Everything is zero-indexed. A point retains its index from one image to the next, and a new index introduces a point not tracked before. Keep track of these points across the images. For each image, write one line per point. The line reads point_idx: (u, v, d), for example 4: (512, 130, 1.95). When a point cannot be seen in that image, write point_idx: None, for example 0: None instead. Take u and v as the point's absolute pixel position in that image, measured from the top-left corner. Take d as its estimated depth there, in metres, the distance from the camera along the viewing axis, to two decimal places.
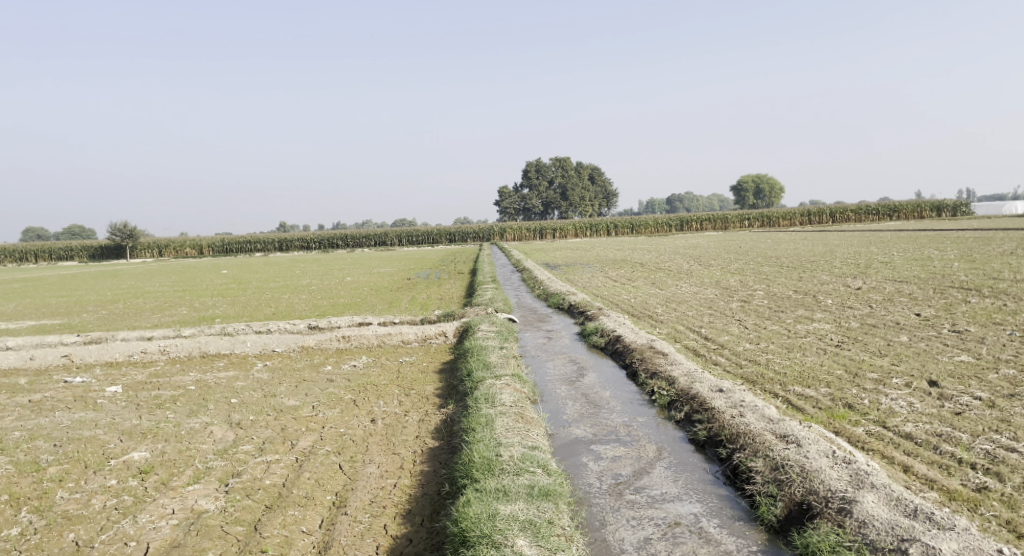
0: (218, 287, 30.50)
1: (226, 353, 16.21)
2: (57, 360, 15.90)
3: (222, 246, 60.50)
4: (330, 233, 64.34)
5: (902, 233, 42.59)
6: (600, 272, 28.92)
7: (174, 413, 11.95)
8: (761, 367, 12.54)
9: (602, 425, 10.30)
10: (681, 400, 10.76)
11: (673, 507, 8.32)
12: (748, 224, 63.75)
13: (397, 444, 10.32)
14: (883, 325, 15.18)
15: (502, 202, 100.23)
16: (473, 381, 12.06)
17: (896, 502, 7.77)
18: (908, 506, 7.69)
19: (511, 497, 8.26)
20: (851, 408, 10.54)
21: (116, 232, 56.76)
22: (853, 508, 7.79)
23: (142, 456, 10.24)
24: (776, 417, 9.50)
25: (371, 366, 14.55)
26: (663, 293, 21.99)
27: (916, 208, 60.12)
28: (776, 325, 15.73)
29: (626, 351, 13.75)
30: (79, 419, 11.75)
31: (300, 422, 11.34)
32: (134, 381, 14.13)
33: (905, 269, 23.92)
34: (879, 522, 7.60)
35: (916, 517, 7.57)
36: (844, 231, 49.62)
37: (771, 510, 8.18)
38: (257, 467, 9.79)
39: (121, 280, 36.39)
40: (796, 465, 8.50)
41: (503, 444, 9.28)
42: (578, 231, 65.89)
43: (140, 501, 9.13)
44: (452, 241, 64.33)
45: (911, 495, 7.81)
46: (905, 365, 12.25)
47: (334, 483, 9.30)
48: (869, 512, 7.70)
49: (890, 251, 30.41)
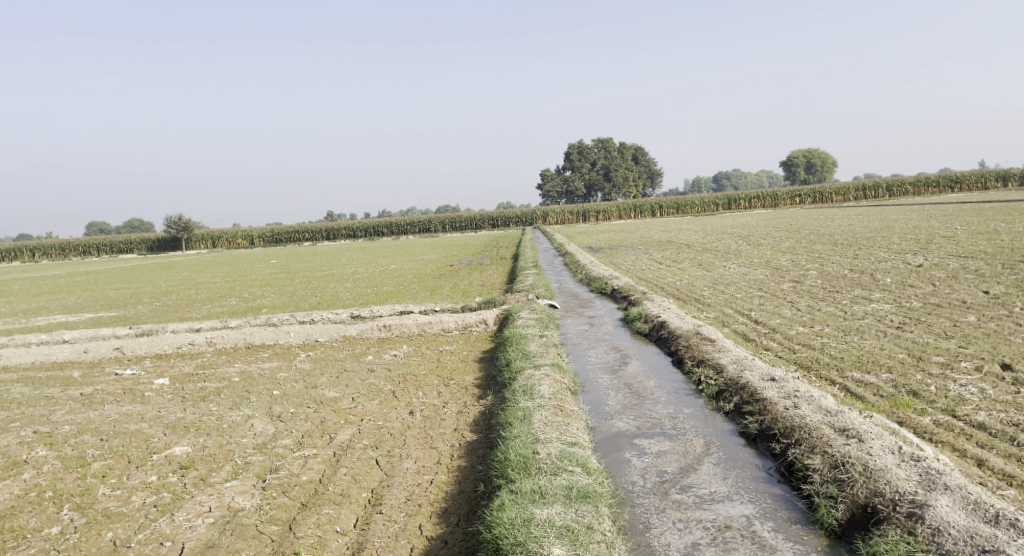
0: (267, 277, 30.66)
1: (270, 344, 16.13)
2: (109, 352, 15.97)
3: (272, 236, 61.20)
4: (376, 220, 64.56)
5: (964, 205, 40.81)
6: (645, 254, 28.28)
7: (217, 406, 11.85)
8: (816, 352, 11.92)
9: (646, 417, 9.85)
10: (730, 391, 10.24)
11: (723, 508, 7.86)
12: (800, 201, 61.99)
13: (435, 437, 10.03)
14: (948, 304, 14.35)
15: (545, 185, 99.73)
16: (513, 371, 11.70)
17: (973, 507, 7.18)
18: (988, 511, 7.11)
19: (549, 500, 7.90)
20: (916, 396, 9.92)
21: (171, 225, 57.86)
22: (925, 514, 7.23)
23: (184, 451, 10.13)
24: (833, 408, 8.94)
25: (412, 356, 14.30)
26: (711, 275, 21.29)
27: (979, 179, 57.78)
28: (831, 306, 15.02)
29: (672, 337, 13.25)
30: (126, 413, 11.73)
31: (339, 415, 11.14)
32: (181, 373, 14.11)
33: (970, 243, 22.77)
34: (955, 530, 7.04)
35: (998, 524, 6.99)
36: (901, 205, 47.85)
37: (831, 513, 7.66)
38: (294, 462, 9.60)
39: (176, 272, 36.88)
40: (858, 463, 7.94)
41: (541, 441, 8.92)
42: (623, 212, 64.88)
43: (179, 499, 8.99)
44: (496, 226, 63.96)
45: (990, 498, 7.22)
46: (973, 348, 11.52)
47: (370, 480, 9.05)
48: (943, 518, 7.14)
49: (953, 225, 29.07)
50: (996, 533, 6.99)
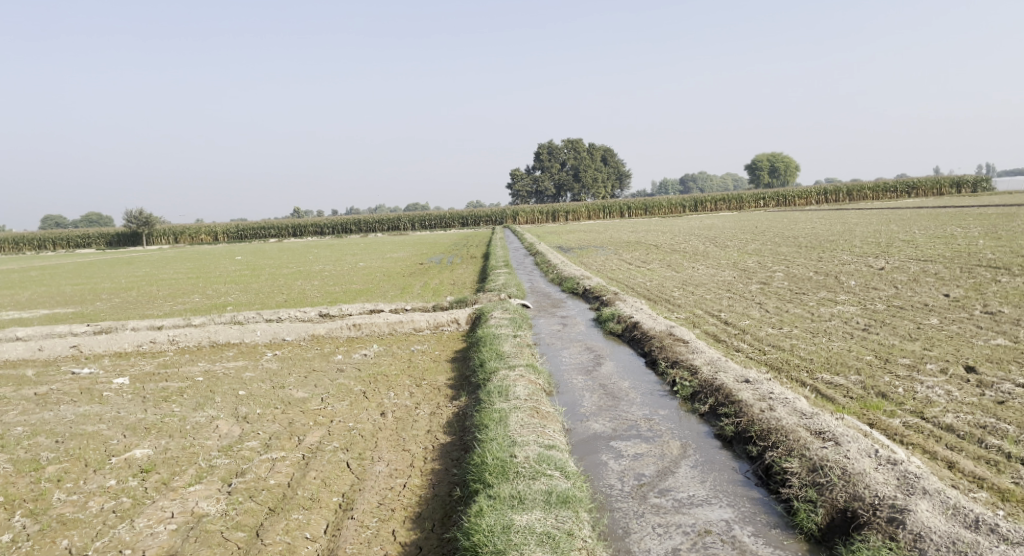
0: (231, 274, 30.06)
1: (235, 343, 15.75)
2: (65, 350, 15.47)
3: (237, 232, 60.29)
4: (344, 217, 63.91)
5: (923, 210, 41.61)
6: (615, 255, 28.33)
7: (180, 406, 11.52)
8: (786, 353, 11.94)
9: (622, 419, 9.77)
10: (705, 392, 10.20)
11: (702, 513, 7.80)
12: (764, 204, 62.70)
13: (408, 439, 9.84)
14: (911, 307, 14.51)
15: (513, 184, 99.61)
16: (487, 372, 11.55)
17: (953, 512, 7.20)
18: (967, 516, 7.13)
19: (528, 505, 7.76)
20: (885, 397, 9.97)
21: (131, 219, 56.64)
22: (906, 519, 7.22)
23: (145, 453, 9.80)
24: (809, 411, 8.94)
25: (382, 356, 14.07)
26: (680, 275, 21.34)
27: (935, 185, 59.05)
28: (799, 308, 15.11)
29: (645, 338, 13.20)
30: (83, 414, 11.34)
31: (307, 416, 10.88)
32: (141, 373, 13.71)
33: (930, 247, 23.18)
34: (937, 535, 7.04)
35: (979, 530, 7.02)
36: (862, 208, 48.67)
37: (811, 518, 7.64)
38: (262, 465, 9.34)
39: (137, 268, 36.03)
40: (836, 467, 7.93)
41: (518, 443, 8.78)
42: (591, 212, 65.00)
43: (139, 504, 8.68)
44: (465, 225, 63.75)
45: (969, 502, 7.25)
46: (938, 350, 11.63)
47: (341, 483, 8.83)
48: (924, 523, 7.14)
49: (912, 229, 29.58)
50: (977, 538, 7.01)
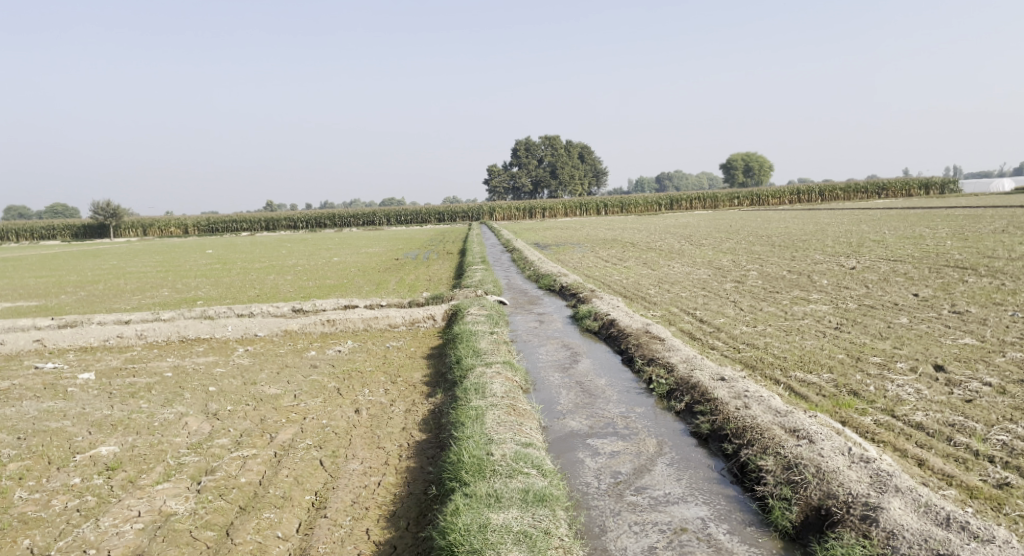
0: (202, 268, 29.63)
1: (206, 338, 15.51)
2: (29, 345, 15.13)
3: (209, 225, 59.51)
4: (318, 212, 63.34)
5: (893, 210, 42.17)
6: (591, 252, 28.35)
7: (148, 402, 11.31)
8: (760, 352, 12.00)
9: (598, 416, 9.74)
10: (681, 390, 10.20)
11: (678, 510, 7.79)
12: (738, 203, 63.17)
13: (382, 437, 9.73)
14: (882, 306, 14.66)
15: (489, 180, 99.42)
16: (463, 369, 11.46)
17: (925, 509, 7.25)
18: (939, 513, 7.18)
19: (504, 504, 7.70)
20: (857, 395, 10.05)
21: (99, 211, 55.64)
22: (880, 517, 7.26)
23: (111, 451, 9.59)
24: (783, 409, 8.96)
25: (357, 352, 13.93)
26: (656, 273, 21.40)
27: (904, 186, 59.91)
28: (772, 306, 15.21)
29: (621, 335, 13.19)
30: (47, 410, 11.08)
31: (280, 413, 10.72)
32: (108, 368, 13.44)
33: (900, 247, 23.47)
34: (910, 533, 7.08)
35: (951, 527, 7.06)
36: (833, 208, 49.20)
37: (786, 515, 7.66)
38: (233, 463, 9.18)
39: (106, 260, 35.42)
40: (810, 465, 7.96)
41: (495, 441, 8.72)
42: (567, 210, 64.95)
43: (105, 502, 8.49)
44: (441, 220, 63.53)
45: (940, 500, 7.29)
46: (908, 348, 11.75)
47: (313, 482, 8.70)
48: (897, 521, 7.18)
49: (882, 229, 29.98)
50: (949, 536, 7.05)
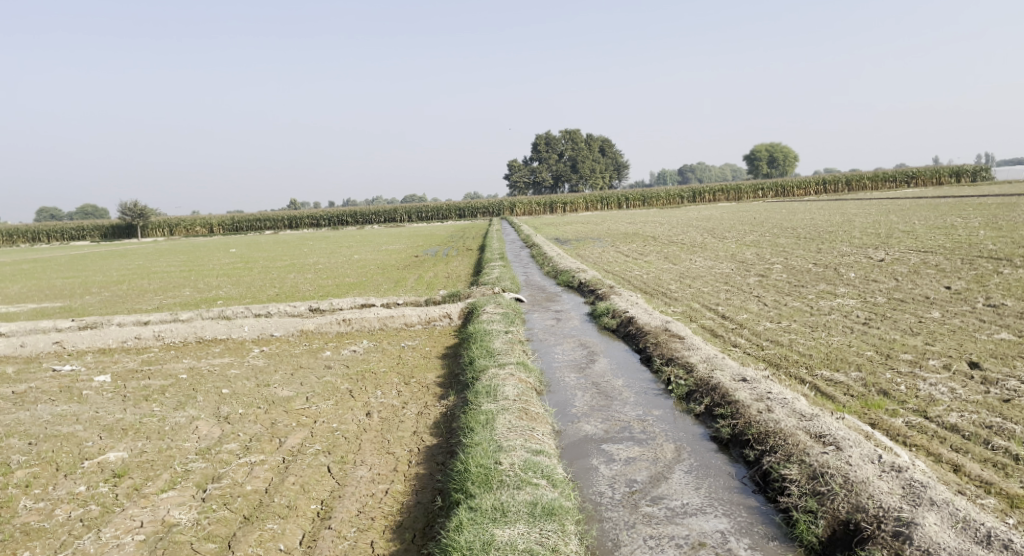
0: (224, 267, 29.62)
1: (223, 338, 15.34)
2: (48, 346, 15.02)
3: (232, 224, 59.72)
4: (340, 209, 63.35)
5: (921, 200, 41.12)
6: (612, 247, 27.92)
7: (160, 406, 11.12)
8: (785, 349, 11.57)
9: (614, 420, 9.38)
10: (701, 391, 9.81)
11: (696, 523, 7.43)
12: (762, 194, 62.23)
13: (393, 442, 9.45)
14: (912, 300, 14.13)
15: (511, 175, 98.93)
16: (476, 370, 11.16)
17: (963, 526, 6.83)
18: (979, 530, 6.76)
19: (511, 519, 7.39)
20: (887, 396, 9.60)
21: (126, 212, 55.99)
22: (914, 534, 6.84)
23: (119, 457, 9.40)
24: (808, 412, 8.55)
25: (372, 352, 13.67)
26: (677, 268, 20.95)
27: (934, 174, 58.59)
28: (797, 301, 14.74)
29: (640, 334, 12.80)
30: (60, 413, 10.93)
31: (291, 416, 10.48)
32: (124, 370, 13.29)
33: (929, 238, 22.80)
34: (947, 552, 6.67)
35: (992, 546, 6.64)
36: (859, 199, 48.15)
37: (811, 530, 7.27)
38: (239, 470, 8.95)
39: (131, 260, 35.64)
40: (837, 475, 7.55)
41: (504, 449, 8.42)
42: (589, 203, 64.31)
43: (108, 512, 8.29)
44: (463, 216, 63.22)
45: (980, 515, 6.87)
46: (940, 345, 11.26)
47: (320, 490, 8.44)
48: (933, 539, 6.76)
49: (911, 219, 29.18)
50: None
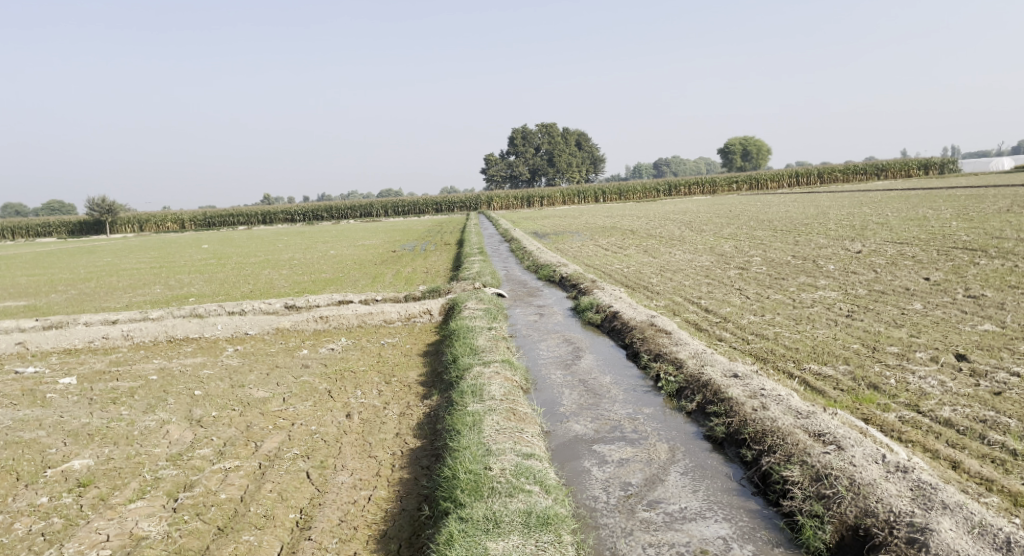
0: (196, 263, 28.96)
1: (194, 337, 14.83)
2: (10, 347, 14.42)
3: (204, 220, 58.67)
4: (315, 204, 62.54)
5: (892, 192, 41.28)
6: (591, 240, 27.69)
7: (129, 409, 10.64)
8: (771, 342, 11.33)
9: (604, 419, 9.08)
10: (691, 388, 9.53)
11: (696, 529, 7.15)
12: (736, 187, 62.30)
13: (374, 444, 9.07)
14: (893, 291, 14.00)
15: (487, 169, 98.43)
16: (459, 369, 10.80)
17: (980, 531, 6.61)
18: (996, 536, 6.55)
19: (504, 530, 7.06)
20: (877, 390, 9.38)
21: (93, 208, 54.62)
22: (929, 540, 6.61)
23: (84, 464, 8.92)
24: (805, 409, 8.30)
25: (350, 350, 13.25)
26: (657, 261, 20.68)
27: (904, 166, 59.08)
28: (779, 294, 14.55)
29: (625, 329, 12.51)
30: (22, 419, 10.40)
31: (267, 418, 10.06)
32: (91, 372, 12.75)
33: (904, 229, 22.79)
34: None
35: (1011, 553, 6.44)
36: (832, 191, 48.34)
37: (819, 536, 7.02)
38: (213, 477, 8.52)
39: (100, 257, 34.84)
40: (842, 476, 7.31)
41: (493, 453, 8.09)
42: (565, 197, 64.00)
43: (72, 525, 7.84)
44: (439, 210, 62.72)
45: (996, 520, 6.66)
46: (925, 337, 11.09)
47: (299, 497, 8.05)
48: (949, 545, 6.54)
49: (884, 211, 29.20)
50: None
